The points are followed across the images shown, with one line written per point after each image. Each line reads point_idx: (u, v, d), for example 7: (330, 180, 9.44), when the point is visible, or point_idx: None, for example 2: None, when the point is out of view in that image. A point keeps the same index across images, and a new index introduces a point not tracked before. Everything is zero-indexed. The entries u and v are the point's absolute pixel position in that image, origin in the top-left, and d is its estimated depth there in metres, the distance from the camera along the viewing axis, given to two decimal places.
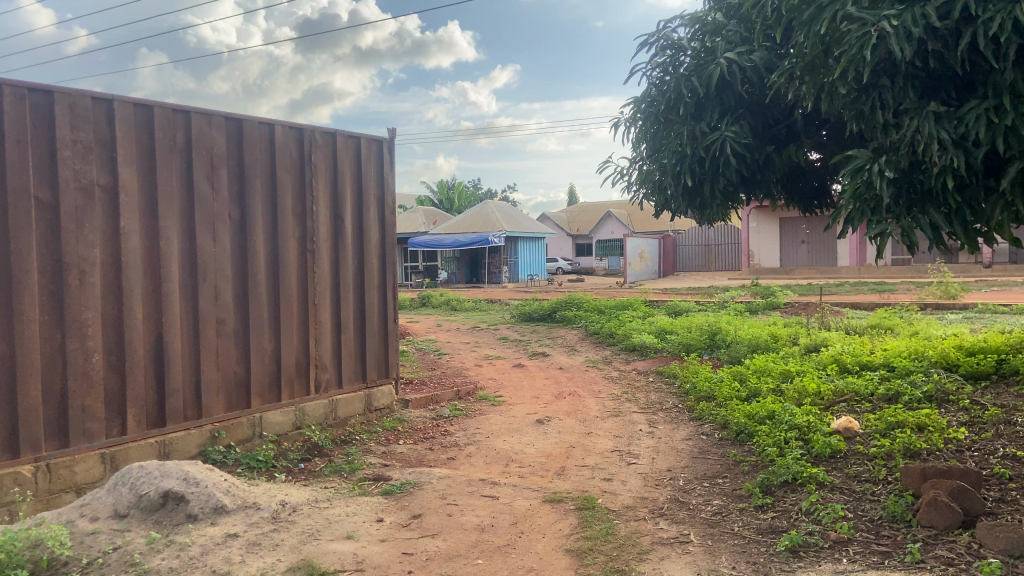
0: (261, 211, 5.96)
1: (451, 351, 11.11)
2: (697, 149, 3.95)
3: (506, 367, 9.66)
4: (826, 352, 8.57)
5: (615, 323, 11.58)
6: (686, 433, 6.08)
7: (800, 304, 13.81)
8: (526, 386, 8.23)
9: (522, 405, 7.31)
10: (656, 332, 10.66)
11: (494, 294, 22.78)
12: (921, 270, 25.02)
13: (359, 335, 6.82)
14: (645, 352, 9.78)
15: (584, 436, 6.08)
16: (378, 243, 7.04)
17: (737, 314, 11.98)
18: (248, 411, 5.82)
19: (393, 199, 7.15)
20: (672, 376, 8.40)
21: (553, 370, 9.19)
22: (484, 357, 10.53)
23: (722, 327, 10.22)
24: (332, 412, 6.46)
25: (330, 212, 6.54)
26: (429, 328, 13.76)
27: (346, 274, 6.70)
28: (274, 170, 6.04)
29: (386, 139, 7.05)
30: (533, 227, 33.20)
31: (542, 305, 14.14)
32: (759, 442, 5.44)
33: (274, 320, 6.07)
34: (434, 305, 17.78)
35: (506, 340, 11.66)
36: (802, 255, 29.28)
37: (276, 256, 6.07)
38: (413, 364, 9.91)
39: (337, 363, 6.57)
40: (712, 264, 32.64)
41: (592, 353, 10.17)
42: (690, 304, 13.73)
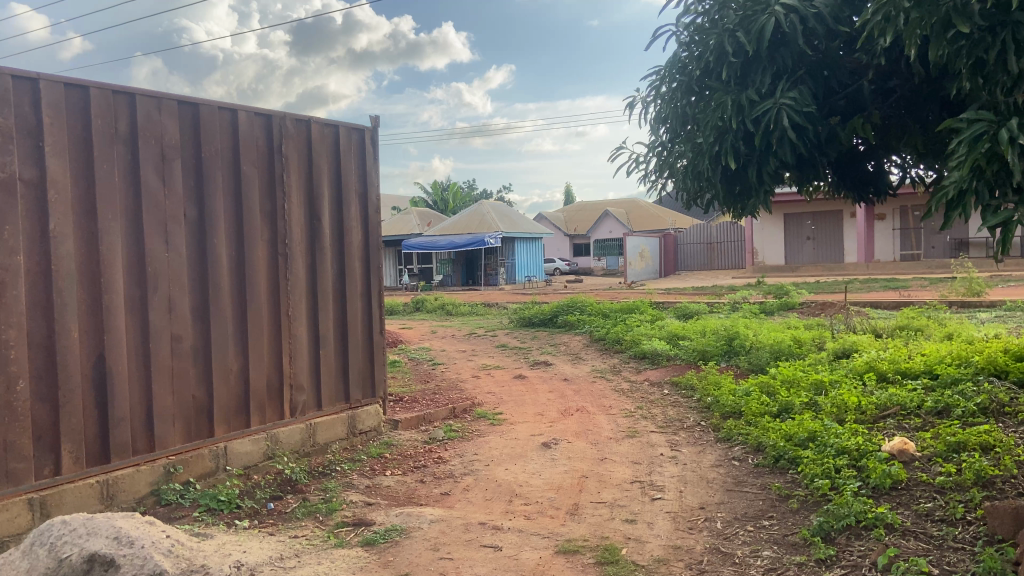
0: (224, 209, 5.18)
1: (446, 361, 10.34)
2: (745, 122, 3.20)
3: (506, 378, 8.89)
4: (858, 359, 7.82)
5: (622, 327, 10.82)
6: (715, 459, 5.31)
7: (816, 304, 13.06)
8: (529, 401, 7.45)
9: (525, 425, 6.53)
10: (667, 338, 9.90)
11: (492, 296, 22.04)
12: (931, 266, 24.35)
13: (341, 349, 6.04)
14: (657, 360, 9.01)
15: (598, 464, 5.31)
16: (362, 244, 6.27)
17: (752, 317, 11.21)
18: (211, 441, 5.04)
19: (377, 196, 6.38)
20: (690, 388, 7.63)
21: (557, 382, 8.42)
22: (482, 367, 9.75)
23: (739, 331, 9.45)
24: (310, 438, 5.68)
25: (305, 210, 5.76)
26: (423, 335, 12.99)
27: (325, 281, 5.92)
28: (239, 162, 5.26)
29: (368, 129, 6.28)
30: (530, 227, 32.45)
31: (542, 309, 13.36)
32: (805, 472, 4.68)
33: (242, 334, 5.28)
34: (428, 310, 17.00)
35: (505, 348, 10.89)
36: (808, 253, 28.60)
37: (243, 261, 5.29)
38: (404, 377, 9.13)
39: (316, 381, 5.80)
40: (714, 263, 31.90)
41: (598, 362, 9.39)
42: (699, 306, 12.97)
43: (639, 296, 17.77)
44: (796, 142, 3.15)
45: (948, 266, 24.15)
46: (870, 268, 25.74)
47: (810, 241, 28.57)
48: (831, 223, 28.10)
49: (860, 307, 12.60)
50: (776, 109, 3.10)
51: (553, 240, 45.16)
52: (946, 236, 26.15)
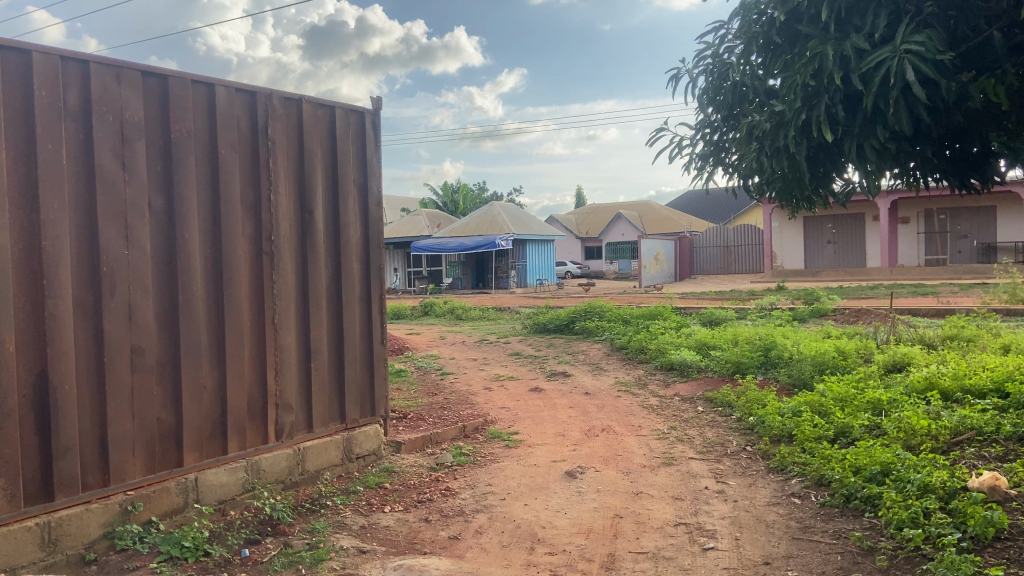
0: (199, 200, 4.43)
1: (456, 370, 9.58)
2: (853, 78, 2.45)
3: (522, 391, 8.12)
4: (916, 374, 7.01)
5: (646, 335, 10.03)
6: (771, 496, 4.53)
7: (851, 312, 12.24)
8: (548, 419, 6.67)
9: (545, 448, 5.76)
10: (695, 347, 9.11)
11: (504, 300, 21.30)
12: (959, 272, 23.46)
13: (337, 362, 5.28)
14: (687, 373, 8.22)
15: (633, 500, 4.53)
16: (361, 243, 5.51)
17: (786, 325, 10.39)
18: (179, 472, 4.30)
19: (378, 189, 5.63)
20: (728, 405, 6.85)
21: (578, 396, 7.64)
22: (494, 378, 8.98)
23: (776, 340, 8.66)
24: (299, 466, 4.93)
25: (295, 202, 5.01)
26: (431, 341, 12.24)
27: (318, 284, 5.16)
28: (216, 145, 4.51)
29: (369, 112, 5.53)
30: (542, 229, 31.69)
31: (558, 314, 12.59)
32: (888, 517, 3.88)
33: (217, 346, 4.51)
34: (437, 314, 16.26)
35: (519, 356, 10.12)
36: (829, 255, 27.77)
37: (221, 260, 4.53)
38: (410, 389, 8.38)
39: (306, 400, 5.04)
40: (731, 267, 31.01)
41: (622, 373, 8.61)
42: (726, 312, 12.16)
43: (659, 302, 16.97)
44: (918, 102, 2.40)
45: (977, 272, 23.26)
46: (893, 274, 24.75)
47: (831, 244, 27.69)
48: (852, 225, 27.23)
49: (900, 315, 11.77)
50: (896, 60, 2.34)
51: (565, 242, 44.36)
52: (971, 240, 25.28)
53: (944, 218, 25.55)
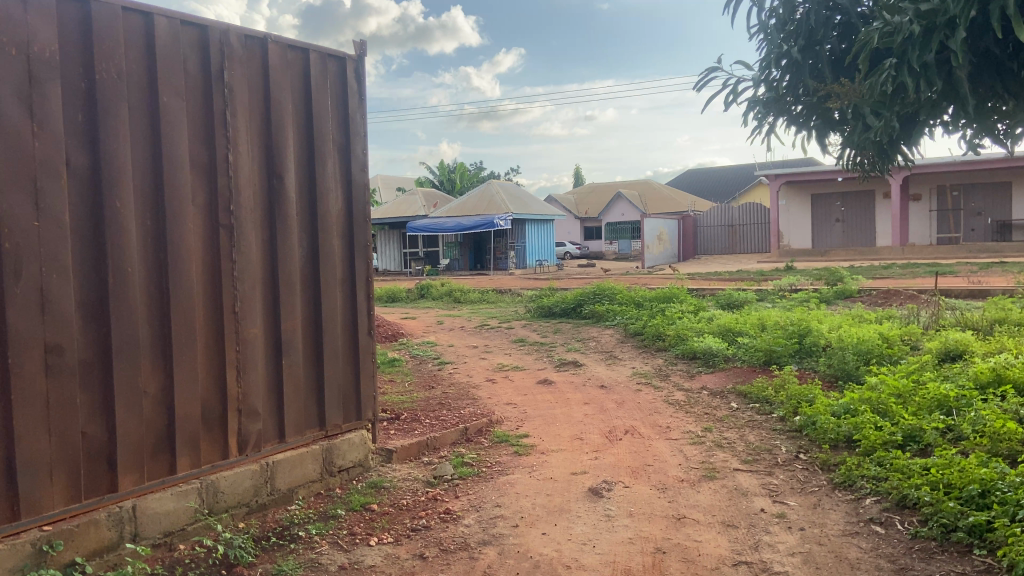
0: (134, 160, 3.53)
1: (455, 359, 8.72)
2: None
3: (529, 384, 7.26)
4: (978, 363, 6.19)
5: (662, 319, 9.19)
6: (846, 523, 3.69)
7: (879, 293, 11.38)
8: (562, 420, 5.81)
9: (561, 455, 4.92)
10: (718, 333, 8.25)
11: (504, 281, 20.44)
12: (975, 251, 22.65)
13: (314, 359, 4.39)
14: (713, 364, 7.37)
15: (675, 528, 3.68)
16: (345, 215, 4.61)
17: (815, 308, 9.54)
18: (113, 499, 3.44)
19: (363, 150, 4.73)
20: (767, 402, 6.02)
21: (593, 390, 6.78)
22: (497, 368, 8.12)
23: (810, 325, 7.81)
24: (268, 485, 4.09)
25: (261, 166, 4.10)
26: (427, 325, 11.38)
27: (291, 265, 4.27)
28: (156, 91, 3.60)
29: (349, 57, 4.62)
30: (542, 208, 30.77)
31: (564, 296, 11.72)
32: (1006, 556, 3.04)
33: (160, 341, 3.62)
34: (434, 297, 15.42)
35: (523, 344, 9.27)
36: (838, 235, 26.91)
37: (164, 235, 3.64)
38: (404, 383, 7.53)
39: (275, 405, 4.16)
40: (736, 246, 30.09)
41: (639, 363, 7.76)
42: (744, 294, 11.29)
43: (669, 283, 16.08)
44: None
45: (992, 251, 22.46)
46: (904, 253, 23.87)
47: (840, 222, 26.82)
48: (862, 203, 26.37)
49: (933, 297, 10.92)
50: None
51: (565, 222, 43.36)
52: (986, 217, 24.46)
53: (958, 195, 24.75)
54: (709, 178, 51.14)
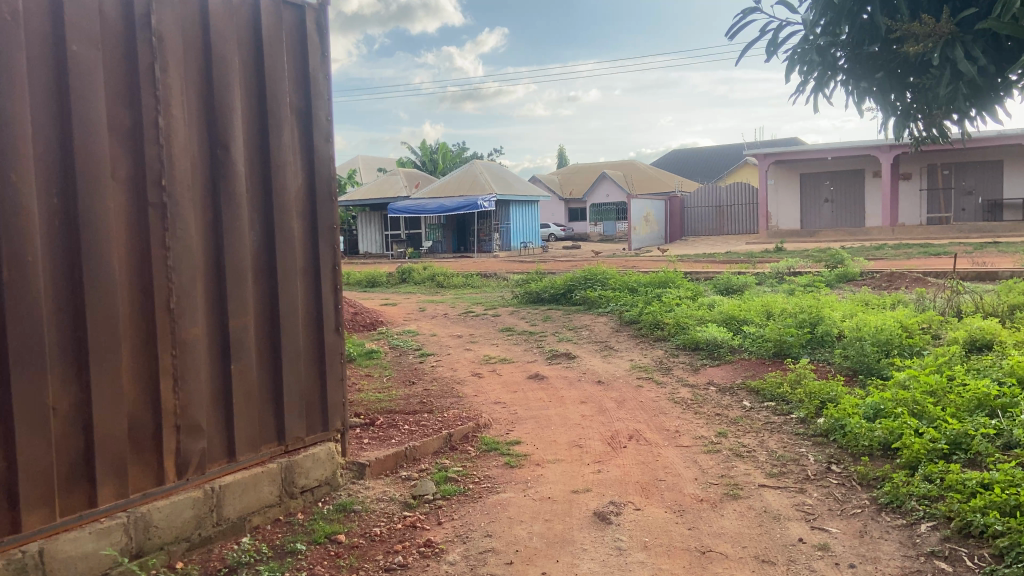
0: (35, 121, 2.81)
1: (438, 351, 8.09)
2: None
3: (518, 379, 6.64)
4: (1014, 355, 5.63)
5: (660, 305, 8.59)
6: (902, 558, 3.12)
7: (883, 275, 10.83)
8: (558, 423, 5.20)
9: (559, 467, 4.30)
10: (721, 321, 7.66)
11: (488, 265, 19.79)
12: (966, 231, 22.26)
13: (271, 363, 3.73)
14: (719, 356, 6.79)
15: (701, 565, 3.08)
16: (307, 193, 3.93)
17: (819, 292, 8.97)
18: (14, 542, 2.77)
19: (327, 119, 4.05)
20: (783, 400, 5.45)
21: (589, 386, 6.17)
22: (483, 361, 7.50)
23: (821, 313, 7.24)
24: (214, 514, 3.45)
25: (203, 131, 3.41)
26: (408, 313, 10.72)
27: (242, 251, 3.59)
28: (61, 37, 2.87)
29: (309, 6, 3.92)
30: (526, 190, 30.08)
31: (553, 281, 11.08)
32: None
33: (74, 346, 2.93)
34: (415, 282, 14.74)
35: (511, 333, 8.64)
36: (827, 215, 26.44)
37: (77, 217, 2.93)
38: (382, 380, 6.88)
39: (222, 419, 3.49)
40: (724, 227, 29.55)
41: (637, 355, 7.16)
42: (742, 277, 10.71)
43: (661, 266, 15.49)
44: None
45: (985, 231, 22.07)
46: (895, 233, 23.45)
47: (829, 203, 26.33)
48: (851, 182, 25.85)
49: (941, 280, 10.39)
50: None
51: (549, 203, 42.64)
52: (977, 197, 24.07)
53: (948, 173, 24.22)
54: (695, 158, 50.54)
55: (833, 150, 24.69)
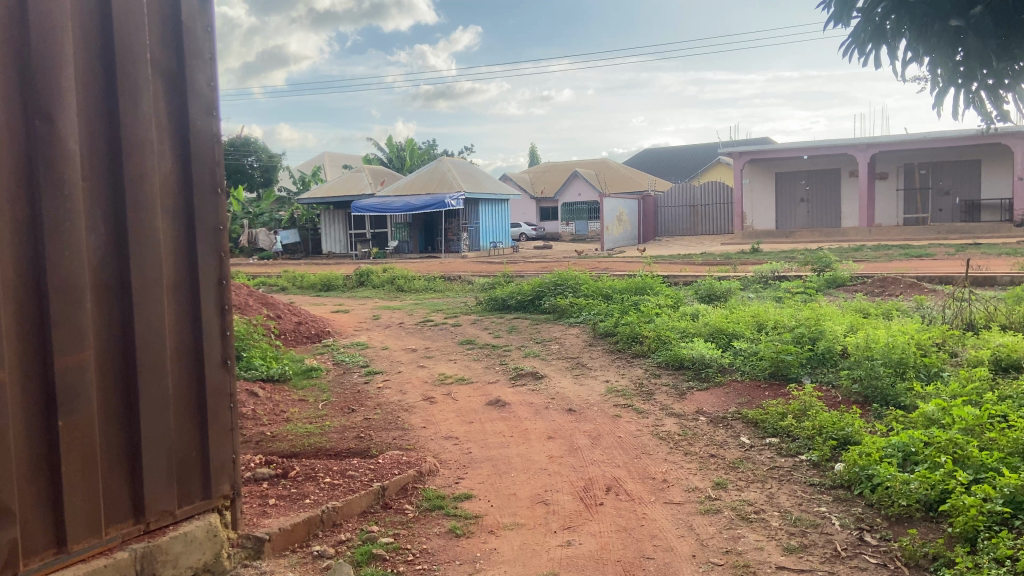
0: None
1: (387, 368, 7.11)
2: None
3: (475, 404, 5.69)
4: None
5: (638, 315, 7.71)
6: None
7: (875, 281, 10.04)
8: (519, 468, 4.26)
9: (518, 537, 3.36)
10: (707, 334, 6.78)
11: (455, 267, 18.83)
12: (945, 232, 21.74)
13: (123, 414, 2.74)
14: (708, 378, 5.91)
15: None
16: (179, 183, 2.95)
17: (812, 301, 8.14)
18: None
19: (209, 85, 3.08)
20: (789, 438, 4.58)
21: (558, 416, 5.25)
22: (437, 381, 6.54)
23: (821, 325, 6.39)
24: None
25: (13, 94, 2.40)
26: (361, 321, 9.73)
27: (78, 261, 2.59)
28: None
29: None
30: (496, 187, 29.15)
31: (520, 286, 10.15)
32: None
33: None
34: (374, 285, 13.74)
35: (472, 346, 7.70)
36: (802, 215, 25.82)
37: None
38: (317, 406, 5.89)
39: (43, 501, 2.49)
40: (698, 227, 28.81)
41: (614, 375, 6.25)
42: (725, 283, 9.87)
43: (637, 268, 14.62)
44: None
45: (963, 232, 21.55)
46: (872, 233, 22.89)
47: (804, 202, 25.78)
48: (828, 182, 25.29)
49: (937, 286, 9.63)
50: None
51: (520, 202, 41.72)
52: (955, 197, 23.53)
53: (926, 173, 23.78)
54: (667, 158, 49.91)
55: (809, 148, 24.10)
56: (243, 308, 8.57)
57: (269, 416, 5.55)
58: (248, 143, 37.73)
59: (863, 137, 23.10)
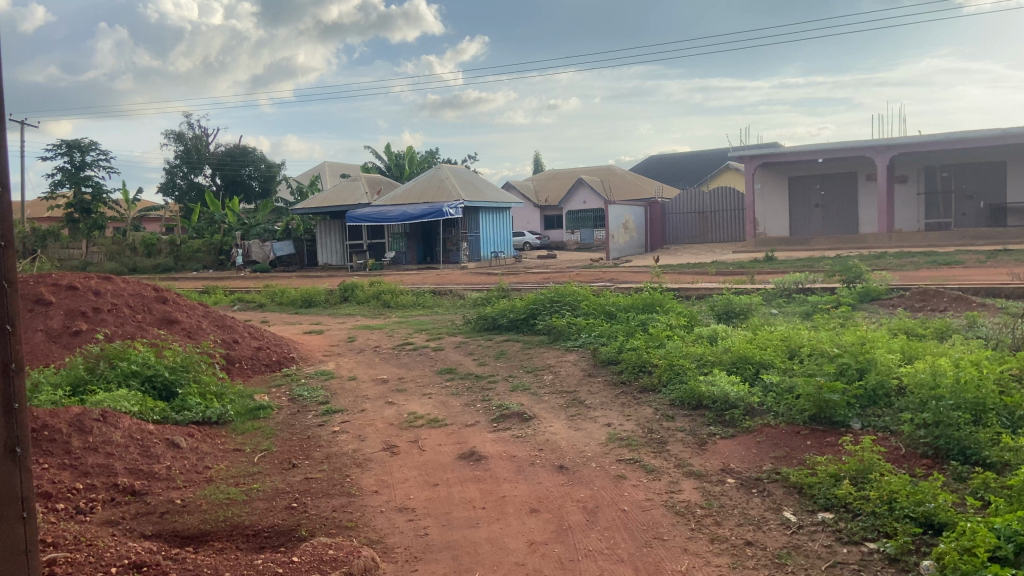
0: None
1: (349, 406, 6.01)
2: None
3: (445, 457, 4.59)
4: None
5: (646, 338, 6.59)
6: None
7: (914, 294, 8.91)
8: (487, 564, 3.15)
9: None
10: (728, 364, 5.66)
11: (451, 278, 17.83)
12: (970, 238, 20.55)
13: None
14: (733, 424, 4.79)
15: None
16: None
17: (847, 320, 7.02)
18: None
19: None
20: (849, 514, 3.47)
21: (545, 477, 4.14)
22: (404, 424, 5.42)
23: (868, 351, 5.27)
24: None
25: None
26: (333, 344, 8.64)
27: None
28: None
29: None
30: (497, 195, 28.12)
31: (513, 303, 9.04)
32: None
33: None
34: (359, 300, 12.66)
35: (452, 377, 6.59)
36: (816, 221, 24.65)
37: None
38: (253, 460, 4.81)
39: None
40: (707, 235, 27.64)
41: (617, 417, 5.14)
42: (744, 297, 8.75)
43: (645, 280, 13.50)
44: None
45: (990, 238, 20.35)
46: (891, 240, 21.71)
47: (819, 208, 24.61)
48: (844, 186, 24.14)
49: (986, 300, 8.49)
50: None
51: (523, 210, 40.65)
52: (979, 201, 22.37)
53: (948, 175, 22.64)
54: (674, 164, 48.82)
55: (823, 151, 22.93)
56: (193, 334, 7.48)
57: (187, 476, 4.50)
58: (246, 154, 36.85)
59: (880, 140, 21.92)
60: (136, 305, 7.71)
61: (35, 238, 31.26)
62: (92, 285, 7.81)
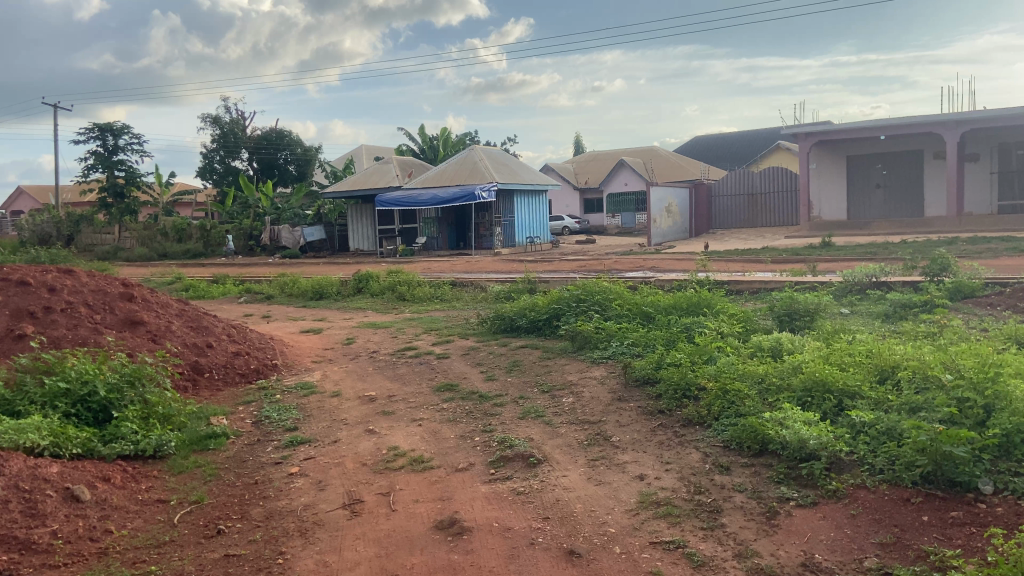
0: None
1: (319, 436, 4.85)
2: None
3: (417, 527, 3.39)
4: None
5: (693, 350, 5.30)
6: None
7: (1014, 291, 7.45)
8: None
9: None
10: (799, 392, 4.34)
11: (481, 266, 16.62)
12: None
13: None
14: (812, 484, 3.51)
15: None
16: None
17: (944, 327, 5.63)
18: None
19: None
20: None
21: (548, 571, 2.91)
22: (380, 466, 4.24)
23: (990, 377, 3.92)
24: None
25: None
26: (329, 348, 7.51)
27: None
28: None
29: None
30: (534, 178, 26.82)
31: (535, 299, 7.80)
32: None
33: None
34: (373, 292, 11.53)
35: (453, 396, 5.39)
36: (876, 203, 22.84)
37: None
38: (172, 520, 3.67)
39: None
40: (757, 219, 25.92)
41: (653, 464, 3.89)
42: (809, 294, 7.38)
43: (690, 270, 12.14)
44: None
45: None
46: (960, 224, 19.97)
47: (880, 189, 22.78)
48: (908, 165, 22.28)
49: None
50: None
51: (563, 193, 39.26)
52: None
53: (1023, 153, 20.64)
54: (721, 145, 46.83)
55: (884, 129, 21.15)
56: (158, 338, 6.40)
57: (76, 546, 3.39)
58: (281, 137, 36.08)
59: (949, 115, 20.03)
60: (96, 303, 6.65)
61: (69, 223, 30.86)
62: (49, 279, 6.76)
